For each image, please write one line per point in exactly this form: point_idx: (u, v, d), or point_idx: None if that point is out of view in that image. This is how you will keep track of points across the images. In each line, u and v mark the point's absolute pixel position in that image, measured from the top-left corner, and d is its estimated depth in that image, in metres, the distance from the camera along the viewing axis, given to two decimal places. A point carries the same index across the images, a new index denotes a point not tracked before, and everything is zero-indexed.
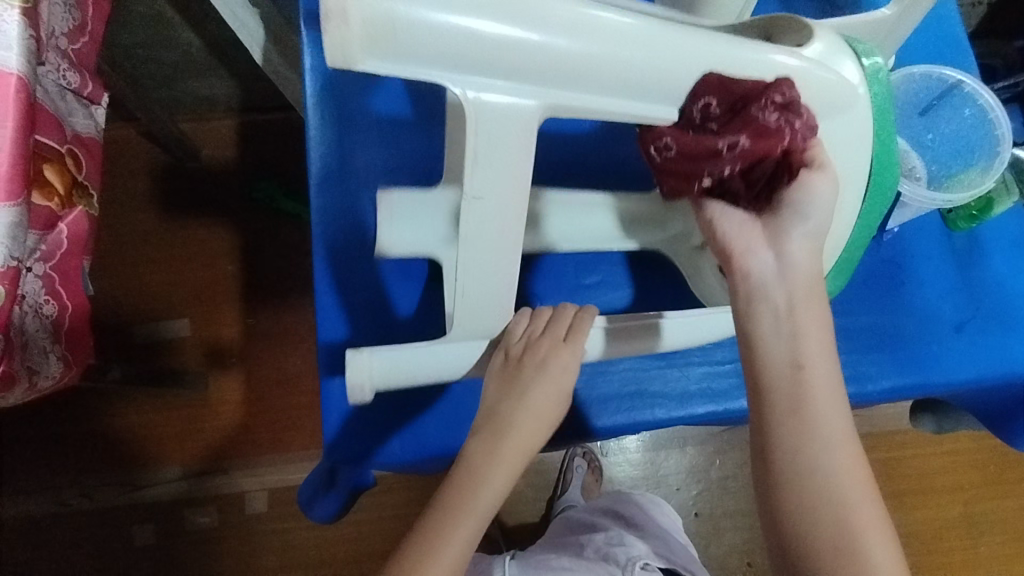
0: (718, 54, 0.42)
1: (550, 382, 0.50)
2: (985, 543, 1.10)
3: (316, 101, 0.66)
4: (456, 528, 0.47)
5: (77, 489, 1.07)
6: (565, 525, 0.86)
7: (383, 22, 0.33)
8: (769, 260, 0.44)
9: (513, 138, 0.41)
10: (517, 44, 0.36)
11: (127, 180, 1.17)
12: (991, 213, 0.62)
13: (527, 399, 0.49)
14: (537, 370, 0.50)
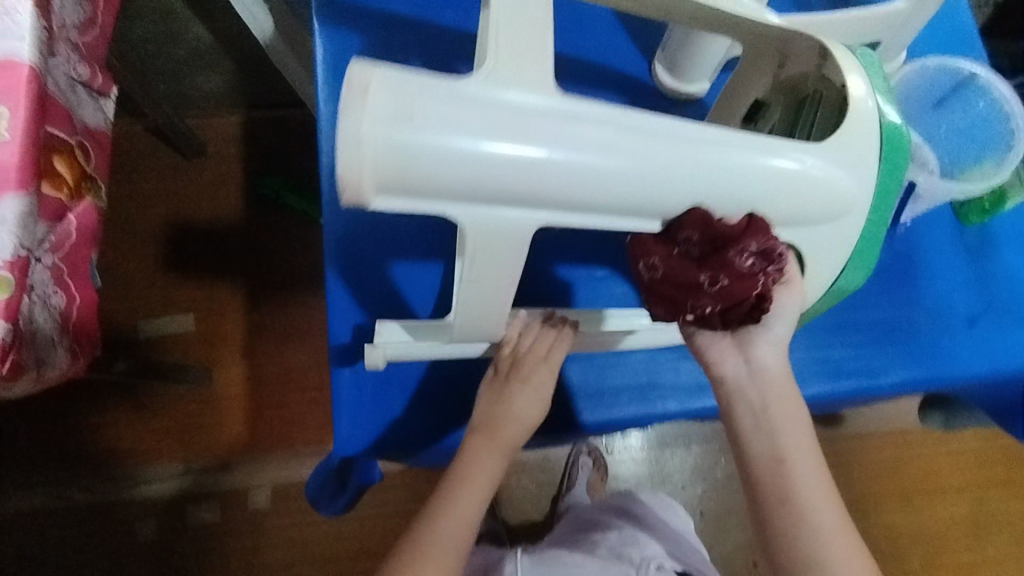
0: (718, 160, 0.42)
1: (532, 392, 0.56)
2: (993, 544, 1.09)
3: (327, 89, 0.65)
4: (441, 528, 0.54)
5: (81, 484, 1.07)
6: (574, 521, 0.86)
7: (393, 170, 0.36)
8: (740, 366, 0.50)
9: (506, 249, 0.43)
10: (514, 172, 0.38)
11: (134, 174, 1.17)
12: (1004, 207, 0.62)
13: (512, 405, 0.56)
14: (522, 382, 0.56)
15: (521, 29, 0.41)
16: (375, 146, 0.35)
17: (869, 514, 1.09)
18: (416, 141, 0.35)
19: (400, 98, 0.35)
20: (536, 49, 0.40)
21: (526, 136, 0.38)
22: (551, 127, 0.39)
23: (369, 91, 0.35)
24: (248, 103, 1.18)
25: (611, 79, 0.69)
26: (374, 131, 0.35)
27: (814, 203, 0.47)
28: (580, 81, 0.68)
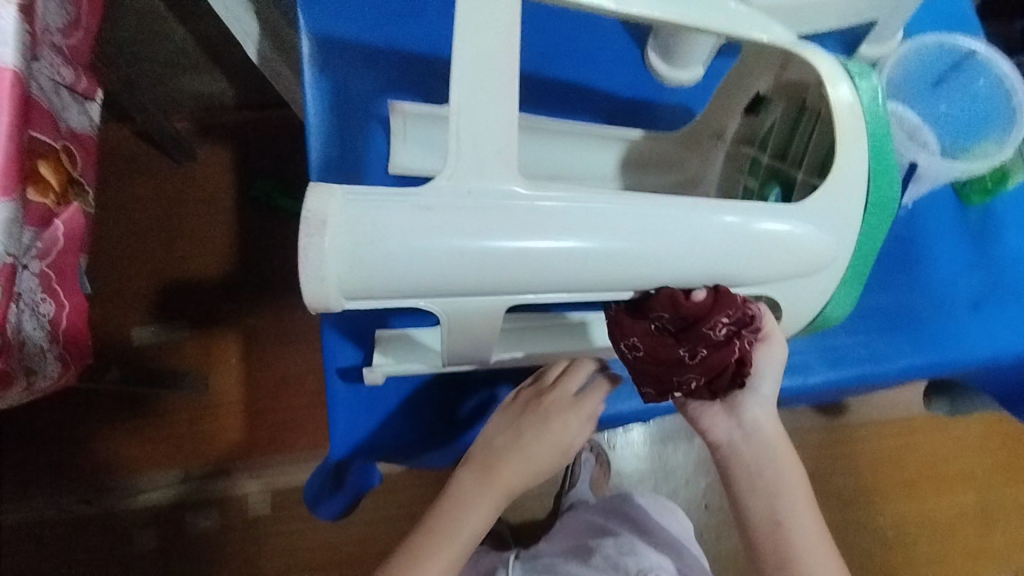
0: (682, 234, 0.42)
1: (546, 428, 0.56)
2: (1001, 530, 1.08)
3: (315, 87, 0.64)
4: (438, 552, 0.55)
5: (78, 495, 1.05)
6: (572, 526, 0.85)
7: (355, 275, 0.38)
8: (731, 428, 0.51)
9: (483, 326, 0.46)
10: (472, 262, 0.39)
11: (123, 180, 1.15)
12: (1006, 186, 0.61)
13: (522, 439, 0.57)
14: (538, 418, 0.56)
15: (483, 113, 0.40)
16: (336, 263, 0.38)
17: (873, 503, 1.09)
18: (373, 256, 0.38)
19: (357, 216, 0.38)
20: (497, 135, 0.40)
21: (481, 232, 0.39)
22: (508, 222, 0.39)
23: (324, 216, 0.37)
24: (236, 105, 1.17)
25: (602, 70, 0.68)
26: (331, 249, 0.37)
27: (796, 263, 0.45)
28: (572, 72, 0.67)
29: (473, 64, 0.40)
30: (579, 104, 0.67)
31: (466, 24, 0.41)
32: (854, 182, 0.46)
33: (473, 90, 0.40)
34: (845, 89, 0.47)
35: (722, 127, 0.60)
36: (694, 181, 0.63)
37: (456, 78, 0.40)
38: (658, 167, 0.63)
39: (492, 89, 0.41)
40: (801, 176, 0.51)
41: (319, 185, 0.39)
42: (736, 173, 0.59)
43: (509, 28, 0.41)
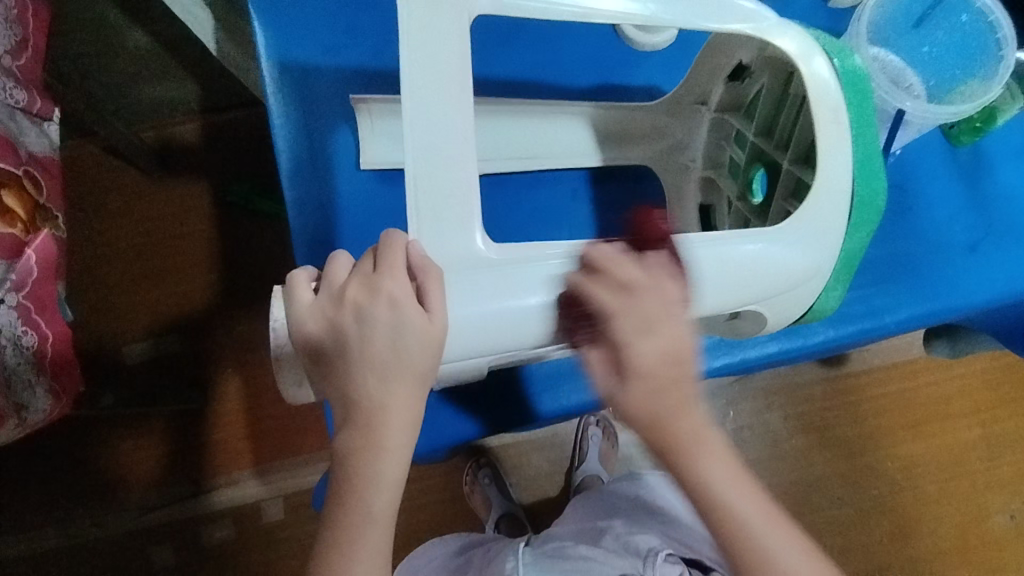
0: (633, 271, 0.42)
1: (387, 332, 0.38)
2: (1008, 463, 1.09)
3: (275, 87, 0.62)
4: (365, 535, 0.41)
5: (89, 518, 1.05)
6: (585, 509, 0.83)
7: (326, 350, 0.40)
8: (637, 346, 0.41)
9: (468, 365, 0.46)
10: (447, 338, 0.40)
11: (95, 197, 1.12)
12: (996, 124, 0.59)
13: (367, 355, 0.39)
14: (362, 326, 0.38)
15: (438, 172, 0.41)
16: (306, 343, 0.40)
17: (881, 448, 1.09)
18: (339, 331, 0.39)
19: (322, 290, 0.40)
20: (455, 197, 0.41)
21: (448, 300, 0.40)
22: (474, 286, 0.41)
23: (297, 308, 0.40)
24: (202, 109, 1.13)
25: (570, 42, 0.65)
26: (306, 330, 0.40)
27: (775, 284, 0.44)
28: (541, 49, 0.64)
29: (425, 124, 0.41)
30: (550, 88, 0.64)
31: (411, 84, 0.41)
32: (838, 177, 0.44)
33: (427, 152, 0.41)
34: (820, 64, 0.44)
35: (706, 91, 0.57)
36: (680, 146, 0.60)
37: (409, 140, 0.41)
38: (641, 138, 0.61)
39: (446, 148, 0.41)
40: (786, 163, 0.48)
41: (298, 273, 0.41)
42: (721, 141, 0.57)
43: (458, 81, 0.42)
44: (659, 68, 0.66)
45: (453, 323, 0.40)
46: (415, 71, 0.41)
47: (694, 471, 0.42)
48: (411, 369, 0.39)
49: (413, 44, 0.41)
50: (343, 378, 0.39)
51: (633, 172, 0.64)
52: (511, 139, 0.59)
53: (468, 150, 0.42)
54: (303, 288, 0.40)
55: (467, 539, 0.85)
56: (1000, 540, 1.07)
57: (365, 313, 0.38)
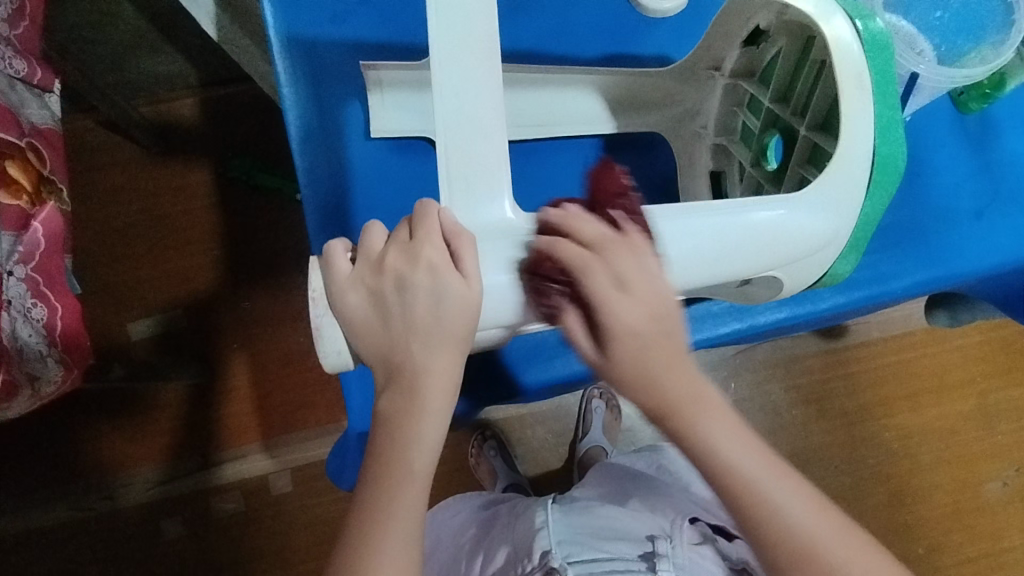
0: (652, 241, 0.42)
1: (428, 298, 0.39)
2: (1002, 432, 1.12)
3: (285, 53, 0.61)
4: (403, 488, 0.41)
5: (100, 492, 1.06)
6: (606, 471, 0.85)
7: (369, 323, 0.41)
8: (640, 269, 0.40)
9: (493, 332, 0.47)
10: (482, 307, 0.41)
11: (94, 174, 1.11)
12: (1005, 91, 0.59)
13: (412, 322, 0.40)
14: (399, 292, 0.40)
15: (465, 137, 0.41)
16: (339, 308, 0.41)
17: (878, 419, 1.12)
18: (380, 296, 0.40)
19: (360, 258, 0.41)
20: (486, 165, 0.42)
21: (482, 264, 0.41)
22: (505, 253, 0.41)
23: (338, 274, 0.41)
24: (200, 82, 1.12)
25: (580, 12, 0.64)
26: (344, 295, 0.41)
27: (797, 248, 0.45)
28: (548, 20, 0.64)
29: (454, 92, 0.41)
30: (562, 60, 0.65)
31: (437, 50, 0.41)
32: (857, 145, 0.45)
33: (457, 122, 0.41)
34: (841, 26, 0.44)
35: (719, 57, 0.56)
36: (691, 113, 0.60)
37: (440, 108, 0.41)
38: (654, 106, 0.61)
39: (477, 117, 0.42)
40: (803, 130, 0.49)
41: (332, 245, 0.42)
42: (735, 108, 0.56)
43: (483, 47, 0.42)
44: (668, 35, 0.65)
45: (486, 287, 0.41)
46: (443, 41, 0.41)
47: (696, 427, 0.41)
48: (451, 335, 0.40)
49: (441, 16, 0.42)
50: (373, 338, 0.41)
51: (645, 140, 0.64)
52: (521, 107, 0.59)
53: (497, 118, 0.42)
54: (341, 257, 0.42)
55: (486, 496, 0.87)
56: (993, 506, 1.10)
57: (405, 281, 0.39)
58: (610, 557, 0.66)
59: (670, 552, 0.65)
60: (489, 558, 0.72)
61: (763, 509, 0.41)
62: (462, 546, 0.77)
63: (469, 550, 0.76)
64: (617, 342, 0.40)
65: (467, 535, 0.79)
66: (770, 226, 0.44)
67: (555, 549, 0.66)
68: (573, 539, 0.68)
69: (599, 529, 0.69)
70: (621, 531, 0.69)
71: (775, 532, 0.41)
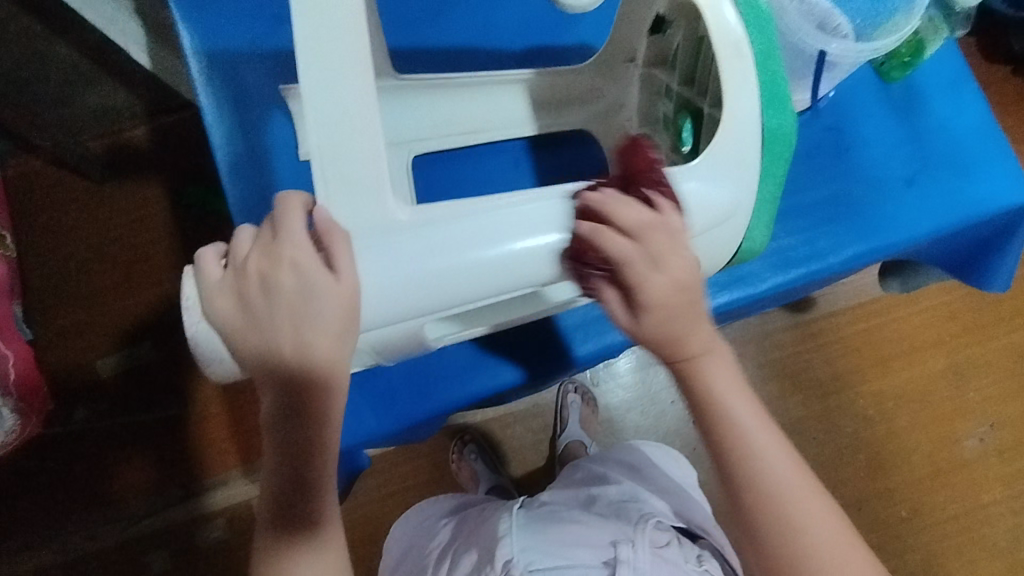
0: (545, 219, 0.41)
1: (297, 297, 0.39)
2: (974, 389, 1.13)
3: (206, 81, 0.61)
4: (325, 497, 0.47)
5: (84, 532, 1.05)
6: (573, 475, 0.87)
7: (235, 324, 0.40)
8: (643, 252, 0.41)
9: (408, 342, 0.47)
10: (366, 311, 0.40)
11: (48, 213, 1.10)
12: (923, 57, 0.59)
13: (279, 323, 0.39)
14: (264, 294, 0.39)
15: (344, 149, 0.40)
16: (226, 315, 0.40)
17: (852, 387, 1.12)
18: (269, 295, 0.39)
19: (228, 266, 0.40)
20: (366, 167, 0.41)
21: (358, 263, 0.40)
22: (386, 249, 0.40)
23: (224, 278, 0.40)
24: (147, 112, 1.11)
25: (503, 16, 0.64)
26: (234, 301, 0.40)
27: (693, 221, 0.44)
28: (472, 22, 0.64)
29: (327, 98, 0.40)
30: (487, 57, 0.64)
31: (306, 59, 0.40)
32: (747, 118, 0.45)
33: (334, 137, 0.40)
34: (728, 11, 0.45)
35: (631, 48, 0.56)
36: (616, 107, 0.60)
37: (312, 116, 0.40)
38: (577, 104, 0.61)
39: (352, 121, 0.41)
40: (706, 108, 0.48)
41: (202, 251, 0.41)
42: (654, 98, 0.56)
43: (357, 55, 0.41)
44: (595, 30, 0.65)
45: (365, 285, 0.40)
46: (312, 51, 0.40)
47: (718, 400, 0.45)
48: (328, 330, 0.39)
49: (306, 23, 0.40)
50: (247, 344, 0.40)
51: (571, 138, 0.64)
52: (444, 110, 0.58)
53: (376, 125, 0.41)
54: (211, 264, 0.40)
55: (456, 500, 0.87)
56: (972, 463, 1.11)
57: (269, 282, 0.39)
58: (571, 564, 0.65)
59: (632, 558, 0.64)
60: (454, 564, 0.71)
61: (756, 481, 0.45)
62: (428, 555, 0.77)
63: (438, 556, 0.75)
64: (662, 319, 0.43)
65: (445, 530, 0.80)
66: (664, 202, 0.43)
67: (517, 558, 0.66)
68: (535, 546, 0.68)
69: (563, 535, 0.69)
70: (585, 538, 0.69)
71: (759, 473, 0.45)
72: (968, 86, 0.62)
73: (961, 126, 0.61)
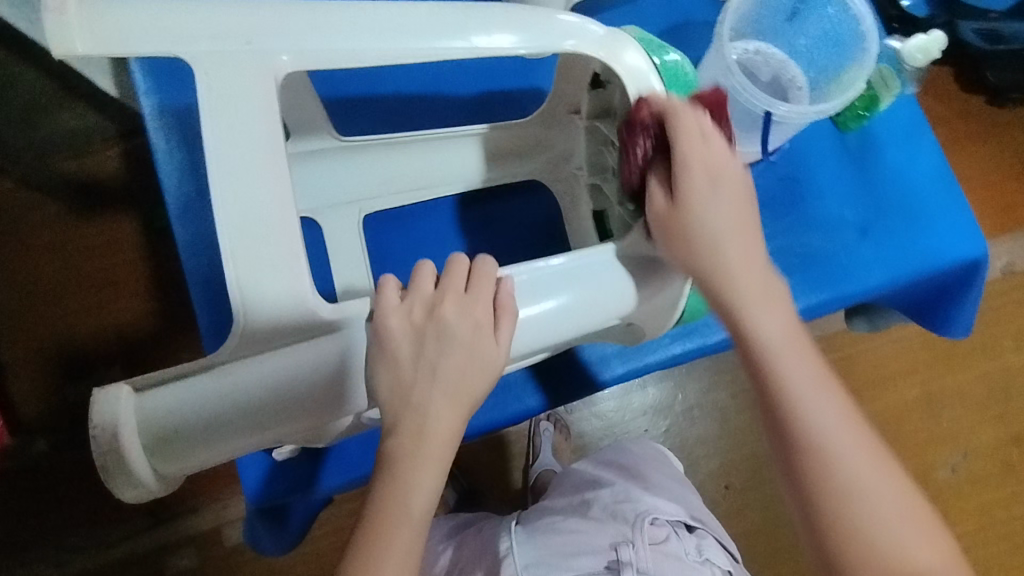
0: (479, 312, 0.43)
1: (228, 402, 0.39)
2: (947, 418, 1.13)
3: (159, 123, 0.61)
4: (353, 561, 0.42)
5: (50, 560, 1.02)
6: (567, 481, 0.83)
7: (161, 444, 0.39)
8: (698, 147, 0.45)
9: (338, 428, 0.48)
10: (294, 410, 0.40)
11: (20, 235, 1.09)
12: (879, 108, 0.61)
13: (211, 435, 0.39)
14: (188, 410, 0.39)
15: (254, 240, 0.40)
16: (158, 435, 0.39)
17: None
18: (207, 400, 0.39)
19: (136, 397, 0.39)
20: (274, 243, 0.40)
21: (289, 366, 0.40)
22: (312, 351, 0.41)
23: (149, 398, 0.39)
24: (118, 133, 1.10)
25: (455, 65, 0.69)
26: (163, 419, 0.39)
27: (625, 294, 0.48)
28: (410, 74, 0.69)
29: (235, 173, 0.41)
30: (438, 101, 0.69)
31: (214, 139, 0.41)
32: None
33: (243, 224, 0.40)
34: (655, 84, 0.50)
35: (577, 102, 0.60)
36: (565, 156, 0.65)
37: (217, 191, 0.40)
38: (527, 153, 0.66)
39: (258, 195, 0.41)
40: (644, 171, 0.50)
41: (102, 390, 0.39)
42: (600, 148, 0.59)
43: (267, 133, 0.42)
44: (545, 74, 0.70)
45: (296, 386, 0.40)
46: (220, 130, 0.41)
47: (773, 364, 0.45)
48: (264, 427, 0.40)
49: (217, 104, 0.41)
50: (177, 462, 0.39)
51: (524, 187, 0.68)
52: (408, 154, 0.64)
53: (286, 210, 0.41)
54: (115, 399, 0.38)
55: (455, 520, 0.84)
56: (945, 492, 1.11)
57: (196, 396, 0.39)
58: None
59: (634, 559, 0.64)
60: None
61: (824, 459, 0.43)
62: None
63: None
64: (688, 203, 0.45)
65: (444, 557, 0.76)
66: (606, 277, 0.47)
67: None
68: (538, 562, 0.67)
69: (563, 546, 0.68)
70: (583, 545, 0.67)
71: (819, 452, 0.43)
72: (923, 135, 0.64)
73: (916, 176, 0.63)
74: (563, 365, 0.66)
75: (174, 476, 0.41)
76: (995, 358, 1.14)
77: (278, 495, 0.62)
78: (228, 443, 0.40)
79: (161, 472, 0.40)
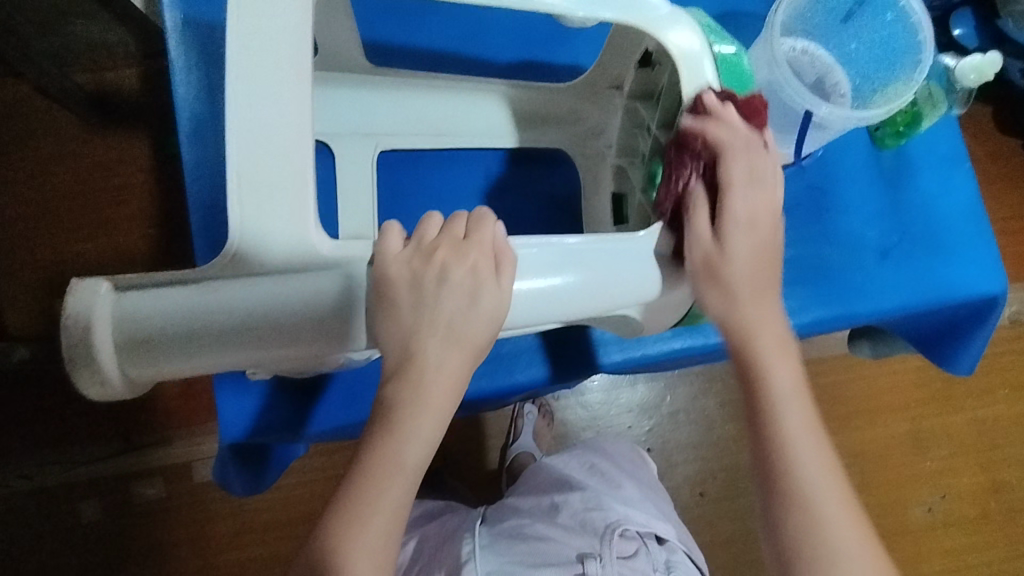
0: (486, 263, 0.41)
1: (207, 318, 0.37)
2: (930, 459, 1.11)
3: (178, 36, 0.59)
4: (380, 486, 0.40)
5: (16, 470, 1.00)
6: (537, 478, 0.82)
7: (131, 349, 0.37)
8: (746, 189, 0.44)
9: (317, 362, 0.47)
10: (271, 339, 0.39)
11: (29, 140, 1.07)
12: (920, 127, 0.60)
13: (184, 349, 0.38)
14: (166, 320, 0.37)
15: (264, 151, 0.39)
16: (131, 340, 0.37)
17: None
18: (187, 312, 0.37)
19: (115, 299, 0.37)
20: (284, 158, 0.39)
21: (275, 297, 0.38)
22: (303, 284, 0.39)
23: (128, 297, 0.37)
24: (141, 52, 1.07)
25: (491, 25, 0.68)
26: (140, 322, 0.37)
27: (636, 289, 0.45)
28: (444, 28, 0.67)
29: (252, 81, 0.39)
30: (468, 59, 0.67)
31: (243, 56, 0.39)
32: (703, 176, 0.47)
33: (255, 134, 0.39)
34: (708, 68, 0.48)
35: (619, 77, 0.59)
36: (596, 131, 0.64)
37: (234, 109, 0.39)
38: (556, 122, 0.65)
39: (275, 109, 0.39)
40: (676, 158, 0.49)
41: (82, 284, 0.38)
42: (634, 129, 0.58)
43: (293, 48, 0.40)
44: (585, 47, 0.68)
45: (278, 313, 0.38)
46: (241, 34, 0.39)
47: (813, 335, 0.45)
48: (237, 350, 0.38)
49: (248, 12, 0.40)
50: (146, 370, 0.38)
51: (548, 156, 0.67)
52: (436, 110, 0.63)
53: (302, 123, 0.40)
54: (92, 294, 0.37)
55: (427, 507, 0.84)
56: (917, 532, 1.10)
57: (178, 307, 0.37)
58: None
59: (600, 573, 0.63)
60: None
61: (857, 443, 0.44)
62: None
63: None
64: (735, 232, 0.44)
65: (409, 547, 0.75)
66: (619, 265, 0.45)
67: None
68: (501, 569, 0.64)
69: (530, 556, 0.66)
70: (551, 556, 0.65)
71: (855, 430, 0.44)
72: (961, 166, 0.62)
73: (945, 206, 0.61)
74: (560, 344, 0.65)
75: (144, 384, 0.39)
76: (987, 407, 1.13)
77: (265, 432, 0.61)
78: (202, 358, 0.38)
79: (128, 376, 0.38)
